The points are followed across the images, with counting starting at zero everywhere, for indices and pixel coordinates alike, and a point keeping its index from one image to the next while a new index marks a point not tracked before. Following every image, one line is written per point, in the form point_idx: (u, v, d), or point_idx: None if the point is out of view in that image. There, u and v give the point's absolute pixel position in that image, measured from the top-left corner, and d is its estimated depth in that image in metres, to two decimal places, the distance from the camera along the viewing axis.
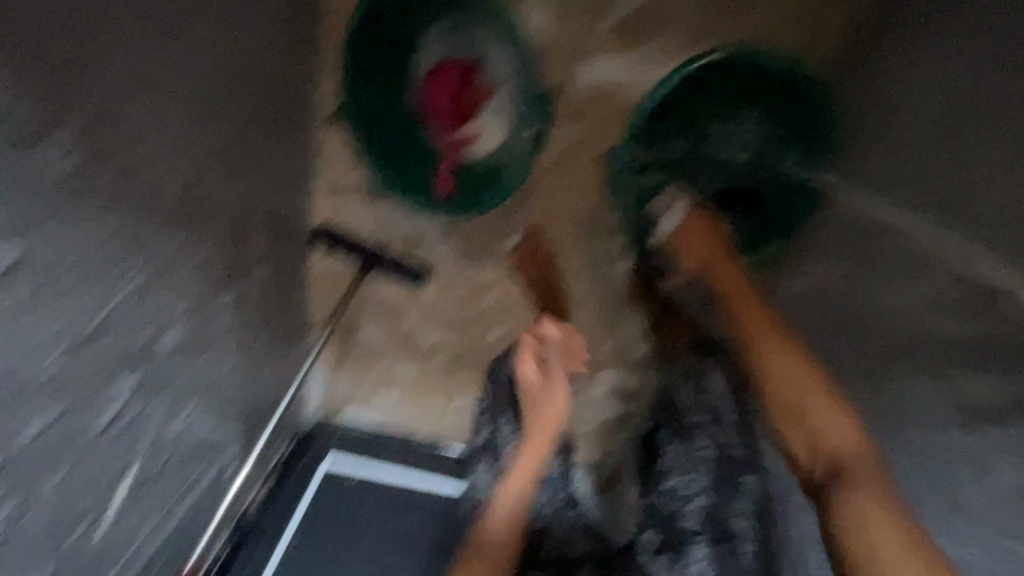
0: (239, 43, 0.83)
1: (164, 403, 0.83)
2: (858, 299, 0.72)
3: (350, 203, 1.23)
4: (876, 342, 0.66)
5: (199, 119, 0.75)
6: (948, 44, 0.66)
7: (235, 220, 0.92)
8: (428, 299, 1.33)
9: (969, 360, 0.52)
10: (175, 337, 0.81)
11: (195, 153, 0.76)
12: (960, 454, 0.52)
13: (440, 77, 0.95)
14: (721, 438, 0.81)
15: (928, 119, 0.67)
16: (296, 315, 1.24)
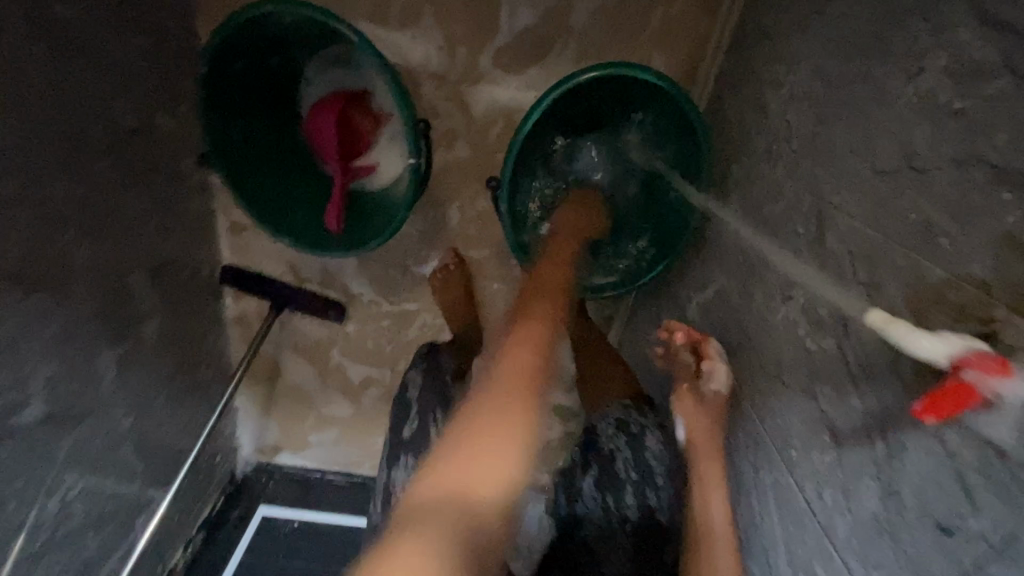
0: (83, 74, 0.76)
1: (33, 483, 0.76)
2: (748, 316, 0.70)
3: (256, 241, 1.18)
4: (761, 361, 0.65)
5: (41, 181, 0.70)
6: (817, 55, 0.65)
7: (113, 278, 0.85)
8: (352, 334, 1.28)
9: (836, 383, 0.50)
10: (36, 413, 0.74)
11: (40, 219, 0.70)
12: (831, 479, 0.49)
13: (322, 109, 0.90)
14: (644, 501, 0.77)
15: (803, 132, 0.65)
16: (207, 364, 1.18)
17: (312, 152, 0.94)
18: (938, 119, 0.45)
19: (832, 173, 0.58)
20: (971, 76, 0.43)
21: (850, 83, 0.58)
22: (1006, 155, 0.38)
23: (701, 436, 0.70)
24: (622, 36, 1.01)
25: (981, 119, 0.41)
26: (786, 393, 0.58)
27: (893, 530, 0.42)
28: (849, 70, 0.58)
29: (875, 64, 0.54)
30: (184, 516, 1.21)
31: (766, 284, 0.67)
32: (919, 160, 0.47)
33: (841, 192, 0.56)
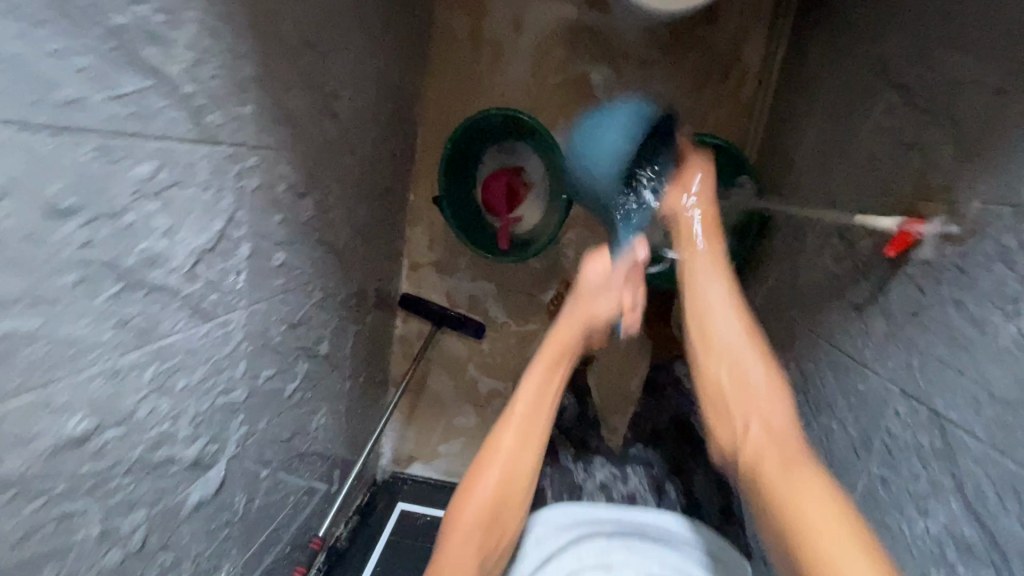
0: (379, 154, 1.27)
1: (311, 400, 1.13)
2: (797, 281, 1.02)
3: (426, 276, 1.63)
4: (811, 299, 0.96)
5: (354, 207, 1.18)
6: (818, 122, 1.04)
7: (358, 277, 1.30)
8: (485, 351, 1.65)
9: (854, 280, 0.83)
10: (324, 348, 1.15)
11: (349, 227, 1.17)
12: (865, 332, 0.78)
13: (495, 178, 1.41)
14: None
15: (817, 163, 1.02)
16: (379, 366, 1.57)
17: (483, 207, 1.43)
18: (885, 133, 0.82)
19: (837, 178, 0.93)
20: (897, 110, 0.80)
21: (838, 131, 0.96)
22: (917, 139, 0.74)
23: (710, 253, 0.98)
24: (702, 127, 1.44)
25: (903, 131, 0.77)
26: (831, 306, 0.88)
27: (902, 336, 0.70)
28: (836, 124, 0.97)
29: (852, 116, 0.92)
30: (349, 491, 1.51)
31: (809, 253, 0.99)
32: (879, 156, 0.82)
33: (843, 186, 0.91)
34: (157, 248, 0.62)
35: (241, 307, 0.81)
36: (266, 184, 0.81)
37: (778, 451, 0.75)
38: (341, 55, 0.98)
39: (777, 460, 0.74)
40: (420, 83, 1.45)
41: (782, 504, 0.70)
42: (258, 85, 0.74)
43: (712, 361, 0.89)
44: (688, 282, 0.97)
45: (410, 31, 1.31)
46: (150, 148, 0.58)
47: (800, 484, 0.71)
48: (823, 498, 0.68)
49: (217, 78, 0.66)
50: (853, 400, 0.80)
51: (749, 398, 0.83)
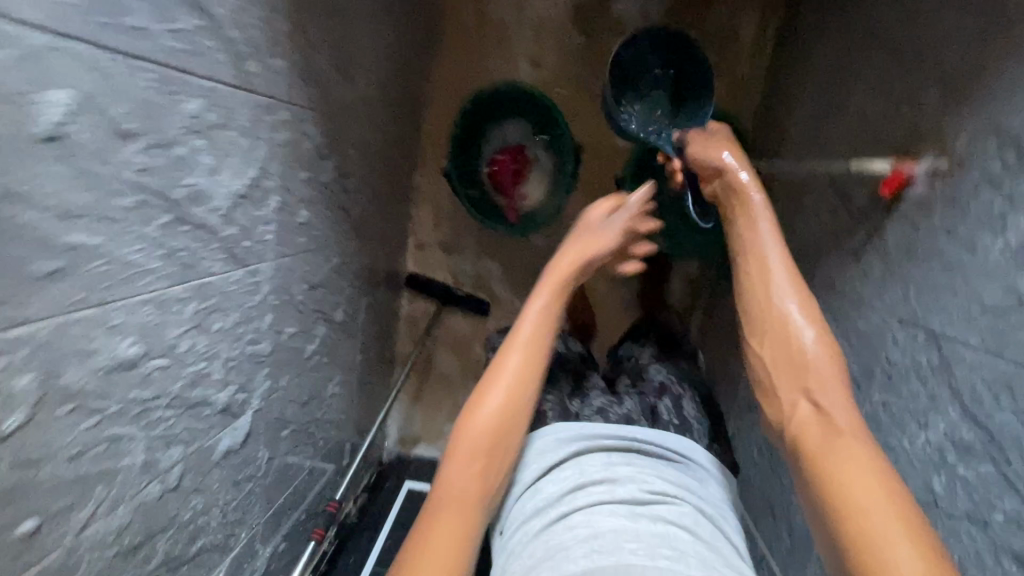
0: (389, 131, 1.30)
1: (326, 367, 1.15)
2: (793, 239, 1.08)
3: (431, 256, 1.66)
4: (808, 255, 1.02)
5: (366, 178, 1.21)
6: (812, 92, 1.11)
7: (368, 251, 1.33)
8: (490, 329, 1.68)
9: (851, 229, 0.88)
10: (338, 316, 1.17)
11: (362, 198, 1.20)
12: (865, 275, 0.83)
13: (501, 155, 1.45)
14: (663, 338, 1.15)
15: (810, 130, 1.08)
16: (385, 345, 1.59)
17: (489, 184, 1.47)
18: (875, 92, 0.88)
19: (830, 142, 0.99)
20: (886, 69, 0.86)
21: (830, 98, 1.03)
22: (905, 93, 0.80)
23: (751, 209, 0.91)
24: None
25: (893, 86, 0.83)
26: (830, 255, 0.93)
27: (899, 270, 0.76)
28: (828, 90, 1.04)
29: (843, 81, 0.99)
30: (358, 468, 1.51)
31: (804, 213, 1.05)
32: (869, 114, 0.89)
33: (835, 146, 0.97)
34: (199, 186, 0.64)
35: (269, 259, 0.83)
36: (294, 139, 0.84)
37: (821, 421, 0.66)
38: (359, 27, 1.02)
39: (821, 433, 0.65)
40: (428, 66, 1.49)
41: (815, 457, 0.64)
42: (289, 40, 0.78)
43: (771, 326, 0.77)
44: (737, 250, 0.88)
45: (419, 14, 1.35)
46: (198, 86, 0.61)
47: (842, 451, 0.62)
48: (865, 458, 0.61)
49: (256, 26, 0.70)
50: (852, 339, 0.85)
51: (797, 357, 0.73)
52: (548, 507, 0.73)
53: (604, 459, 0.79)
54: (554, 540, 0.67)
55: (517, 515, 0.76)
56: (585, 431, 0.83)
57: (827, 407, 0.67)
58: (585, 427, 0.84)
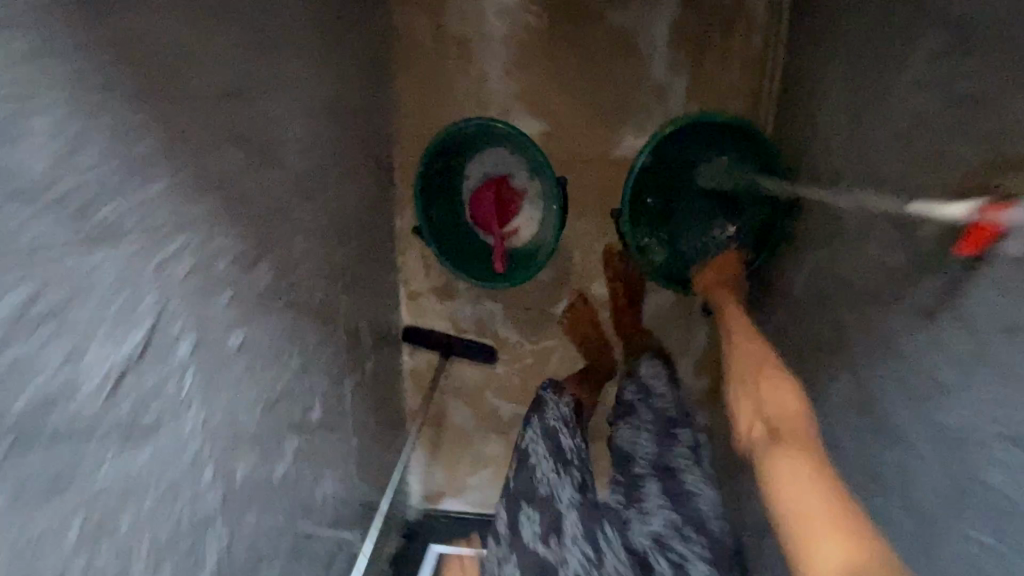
0: (348, 191, 1.15)
1: (312, 470, 1.05)
2: (839, 271, 0.86)
3: (426, 305, 1.52)
4: (860, 297, 0.81)
5: (325, 255, 1.06)
6: (847, 80, 0.88)
7: (347, 326, 1.20)
8: (501, 375, 1.54)
9: (918, 278, 0.66)
10: (316, 413, 1.06)
11: (324, 278, 1.06)
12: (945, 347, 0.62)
13: (483, 191, 1.27)
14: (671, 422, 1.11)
15: (848, 130, 0.86)
16: (390, 408, 1.48)
17: (473, 224, 1.29)
18: (932, 86, 0.66)
19: (876, 150, 0.78)
20: (945, 55, 0.64)
21: (873, 90, 0.80)
22: (978, 91, 0.58)
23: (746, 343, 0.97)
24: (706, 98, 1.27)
25: (959, 82, 0.61)
26: (891, 307, 0.72)
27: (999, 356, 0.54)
28: (869, 79, 0.81)
29: (889, 69, 0.76)
30: (379, 543, 1.42)
31: (851, 240, 0.83)
32: (926, 117, 0.67)
33: (884, 157, 0.75)
34: (53, 385, 0.51)
35: (192, 409, 0.71)
36: (202, 264, 0.71)
37: (797, 482, 0.64)
38: (277, 97, 0.87)
39: (767, 441, 0.73)
40: (388, 101, 1.31)
41: (792, 518, 0.61)
42: (166, 157, 0.64)
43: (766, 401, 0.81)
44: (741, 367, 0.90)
45: (364, 49, 1.18)
46: (25, 272, 0.48)
47: (802, 485, 0.63)
48: None
49: (106, 164, 0.56)
50: (934, 429, 0.64)
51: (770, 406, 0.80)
52: None
53: None
54: None
55: None
56: None
57: (782, 433, 0.74)
58: None
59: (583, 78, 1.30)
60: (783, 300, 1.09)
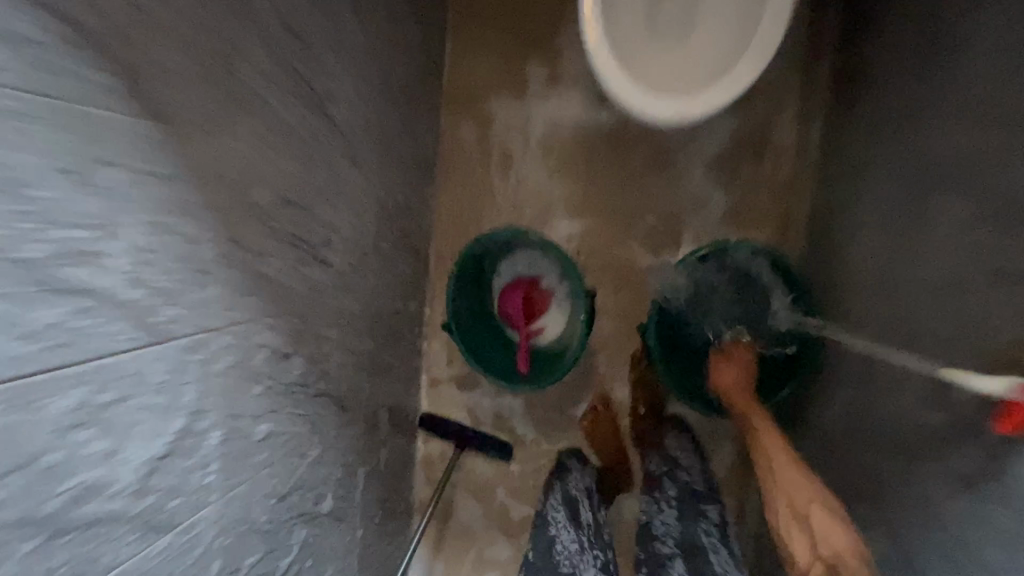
0: (385, 282, 1.20)
1: (312, 568, 1.01)
2: (875, 414, 0.85)
3: (446, 392, 1.52)
4: (896, 447, 0.78)
5: (357, 344, 1.10)
6: (878, 227, 0.95)
7: (368, 414, 1.20)
8: (515, 473, 1.50)
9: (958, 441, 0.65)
10: (325, 505, 1.04)
11: (353, 366, 1.09)
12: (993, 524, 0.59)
13: (512, 289, 1.31)
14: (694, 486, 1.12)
15: (881, 274, 0.92)
16: (398, 497, 1.44)
17: (501, 319, 1.32)
18: (963, 252, 0.73)
19: (910, 299, 0.82)
20: (972, 226, 0.72)
21: (904, 242, 0.87)
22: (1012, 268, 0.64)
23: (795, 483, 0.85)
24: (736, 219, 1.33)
25: (988, 256, 0.68)
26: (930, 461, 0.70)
27: None
28: (900, 233, 0.88)
29: (918, 228, 0.84)
30: None
31: (887, 383, 0.83)
32: (956, 280, 0.73)
33: (918, 306, 0.80)
34: (89, 480, 0.54)
35: (210, 501, 0.72)
36: (241, 357, 0.74)
37: None
38: (336, 202, 0.95)
39: None
40: (429, 199, 1.40)
41: None
42: (226, 258, 0.69)
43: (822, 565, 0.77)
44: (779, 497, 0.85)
45: (413, 154, 1.28)
46: (76, 372, 0.51)
47: None
48: None
49: (168, 269, 0.60)
50: None
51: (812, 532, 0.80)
52: None
53: None
54: None
55: None
56: None
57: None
58: None
59: (617, 191, 1.36)
60: (813, 430, 1.06)
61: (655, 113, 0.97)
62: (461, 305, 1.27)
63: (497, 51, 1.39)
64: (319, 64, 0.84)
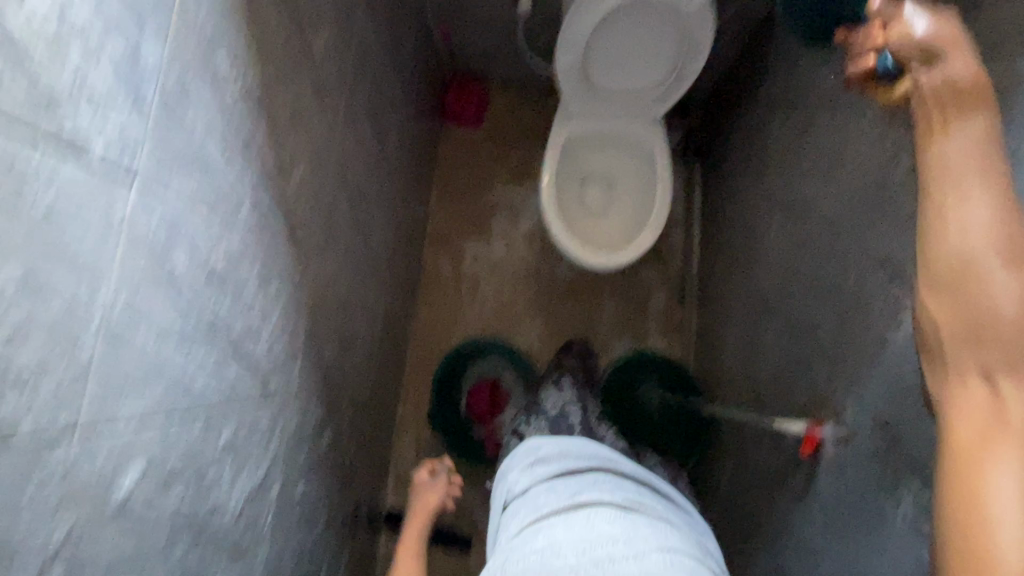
0: (378, 378, 1.45)
1: None
2: (747, 467, 1.20)
3: (412, 487, 1.67)
4: (759, 487, 1.14)
5: (357, 429, 1.31)
6: (734, 334, 1.39)
7: (353, 498, 1.35)
8: (473, 563, 1.63)
9: (788, 471, 1.02)
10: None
11: (352, 448, 1.29)
12: (810, 518, 0.94)
13: (478, 390, 1.62)
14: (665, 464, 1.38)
15: (737, 368, 1.34)
16: None
17: (470, 415, 1.61)
18: (773, 353, 1.15)
19: (753, 386, 1.23)
20: (778, 337, 1.14)
21: (746, 347, 1.30)
22: (797, 362, 1.05)
23: (992, 199, 0.49)
24: (646, 337, 1.78)
25: (787, 355, 1.10)
26: (778, 489, 1.05)
27: (836, 521, 0.88)
28: (744, 341, 1.32)
29: (751, 339, 1.28)
30: None
31: (750, 443, 1.20)
32: (773, 371, 1.14)
33: (758, 391, 1.20)
34: (218, 496, 0.73)
35: (264, 543, 0.88)
36: (300, 421, 0.97)
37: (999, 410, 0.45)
38: (361, 311, 1.25)
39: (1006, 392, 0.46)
40: (411, 310, 1.72)
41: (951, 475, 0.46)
42: (304, 338, 0.96)
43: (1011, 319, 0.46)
44: (931, 203, 0.52)
45: (404, 274, 1.62)
46: (234, 413, 0.75)
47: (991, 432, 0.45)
48: None
49: (282, 349, 0.87)
50: None
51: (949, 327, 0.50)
52: (581, 488, 0.82)
53: (618, 479, 0.87)
54: (605, 492, 0.80)
55: (608, 480, 0.85)
56: (588, 457, 0.92)
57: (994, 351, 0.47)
58: (602, 455, 0.93)
59: (558, 313, 1.79)
60: (712, 494, 1.38)
61: (583, 256, 1.38)
62: (435, 408, 1.56)
63: (470, 204, 1.85)
64: (366, 215, 1.21)
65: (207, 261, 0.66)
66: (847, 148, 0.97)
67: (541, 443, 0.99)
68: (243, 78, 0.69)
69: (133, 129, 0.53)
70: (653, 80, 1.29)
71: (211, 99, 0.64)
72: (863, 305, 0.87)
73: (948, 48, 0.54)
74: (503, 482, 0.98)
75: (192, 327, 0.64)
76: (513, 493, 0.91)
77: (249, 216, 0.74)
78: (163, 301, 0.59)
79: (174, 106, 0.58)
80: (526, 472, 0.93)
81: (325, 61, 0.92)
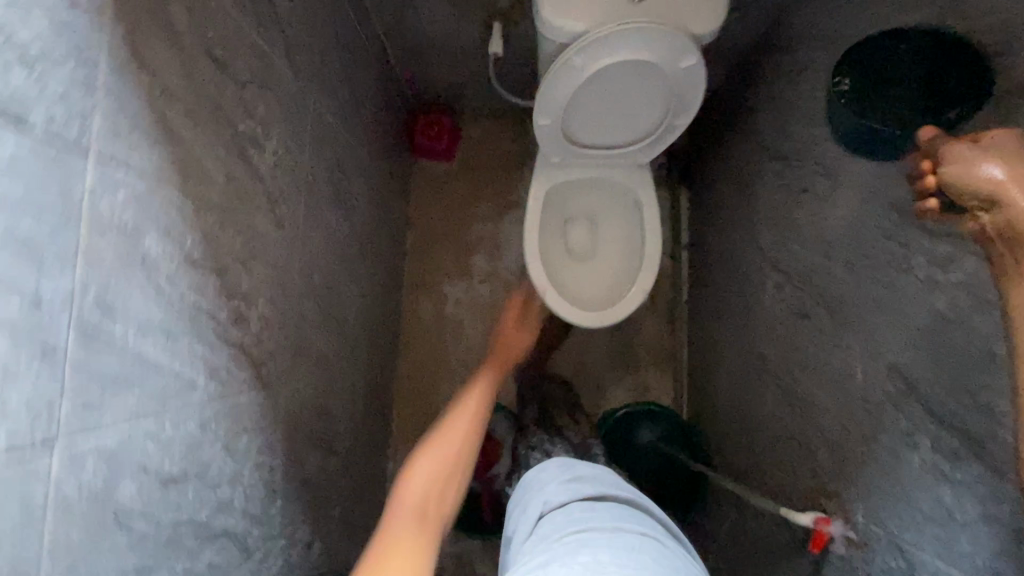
0: (365, 452, 1.38)
1: None
2: (741, 533, 1.17)
3: None
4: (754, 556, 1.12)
5: (348, 516, 1.25)
6: (727, 383, 1.35)
7: None
8: None
9: (789, 553, 1.00)
10: None
11: (344, 538, 1.23)
12: None
13: None
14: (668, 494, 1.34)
15: (731, 422, 1.30)
16: None
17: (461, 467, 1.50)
18: (772, 421, 1.12)
19: (749, 449, 1.20)
20: (778, 406, 1.11)
21: (739, 404, 1.27)
22: (800, 441, 1.02)
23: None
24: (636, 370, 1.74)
25: (788, 429, 1.06)
26: (775, 568, 1.03)
27: None
28: (737, 395, 1.28)
29: (745, 396, 1.24)
30: None
31: (744, 508, 1.17)
32: (772, 441, 1.11)
33: (754, 456, 1.17)
34: None
35: None
36: (286, 554, 0.90)
37: None
38: (340, 400, 1.17)
39: None
40: (395, 364, 1.64)
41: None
42: (279, 471, 0.88)
43: None
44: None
45: (385, 332, 1.53)
46: None
47: None
48: None
49: (258, 499, 0.79)
50: None
51: None
52: (620, 519, 0.75)
53: (651, 519, 0.81)
54: (644, 529, 0.74)
55: (644, 519, 0.78)
56: (624, 491, 0.86)
57: None
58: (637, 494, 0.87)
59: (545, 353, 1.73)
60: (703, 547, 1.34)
61: (567, 312, 1.30)
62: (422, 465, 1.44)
63: (447, 243, 1.75)
64: (335, 300, 1.11)
65: (162, 471, 0.57)
66: (850, 227, 0.91)
67: (573, 462, 0.94)
68: (180, 252, 0.59)
69: (47, 391, 0.43)
70: (637, 130, 1.17)
71: (145, 298, 0.54)
72: (872, 407, 0.84)
73: (1014, 191, 0.49)
74: (533, 490, 0.92)
75: (153, 554, 0.56)
76: (548, 502, 0.85)
77: (204, 392, 0.65)
78: (114, 548, 0.51)
79: (97, 332, 0.48)
80: (562, 487, 0.87)
81: (275, 172, 0.81)
